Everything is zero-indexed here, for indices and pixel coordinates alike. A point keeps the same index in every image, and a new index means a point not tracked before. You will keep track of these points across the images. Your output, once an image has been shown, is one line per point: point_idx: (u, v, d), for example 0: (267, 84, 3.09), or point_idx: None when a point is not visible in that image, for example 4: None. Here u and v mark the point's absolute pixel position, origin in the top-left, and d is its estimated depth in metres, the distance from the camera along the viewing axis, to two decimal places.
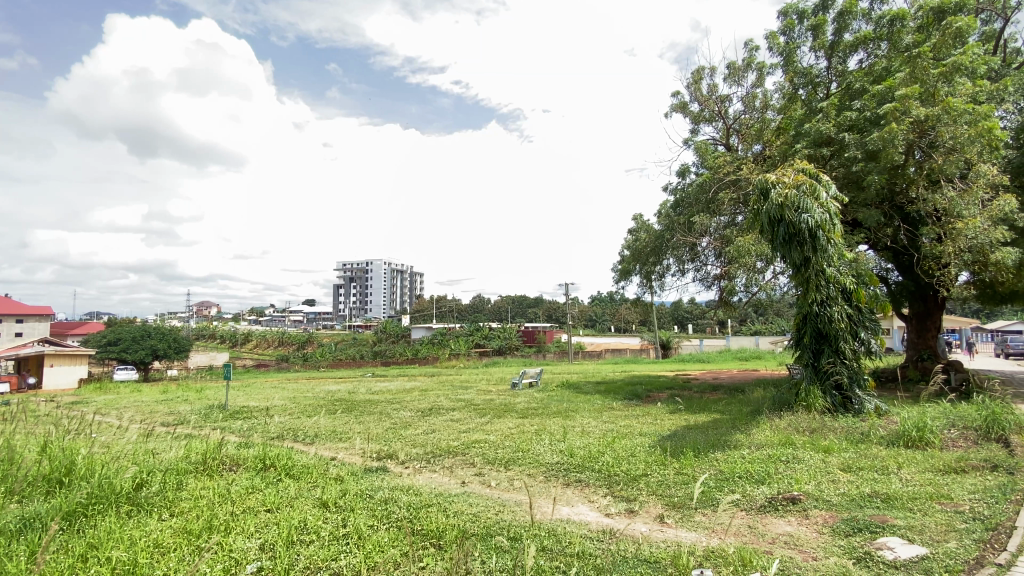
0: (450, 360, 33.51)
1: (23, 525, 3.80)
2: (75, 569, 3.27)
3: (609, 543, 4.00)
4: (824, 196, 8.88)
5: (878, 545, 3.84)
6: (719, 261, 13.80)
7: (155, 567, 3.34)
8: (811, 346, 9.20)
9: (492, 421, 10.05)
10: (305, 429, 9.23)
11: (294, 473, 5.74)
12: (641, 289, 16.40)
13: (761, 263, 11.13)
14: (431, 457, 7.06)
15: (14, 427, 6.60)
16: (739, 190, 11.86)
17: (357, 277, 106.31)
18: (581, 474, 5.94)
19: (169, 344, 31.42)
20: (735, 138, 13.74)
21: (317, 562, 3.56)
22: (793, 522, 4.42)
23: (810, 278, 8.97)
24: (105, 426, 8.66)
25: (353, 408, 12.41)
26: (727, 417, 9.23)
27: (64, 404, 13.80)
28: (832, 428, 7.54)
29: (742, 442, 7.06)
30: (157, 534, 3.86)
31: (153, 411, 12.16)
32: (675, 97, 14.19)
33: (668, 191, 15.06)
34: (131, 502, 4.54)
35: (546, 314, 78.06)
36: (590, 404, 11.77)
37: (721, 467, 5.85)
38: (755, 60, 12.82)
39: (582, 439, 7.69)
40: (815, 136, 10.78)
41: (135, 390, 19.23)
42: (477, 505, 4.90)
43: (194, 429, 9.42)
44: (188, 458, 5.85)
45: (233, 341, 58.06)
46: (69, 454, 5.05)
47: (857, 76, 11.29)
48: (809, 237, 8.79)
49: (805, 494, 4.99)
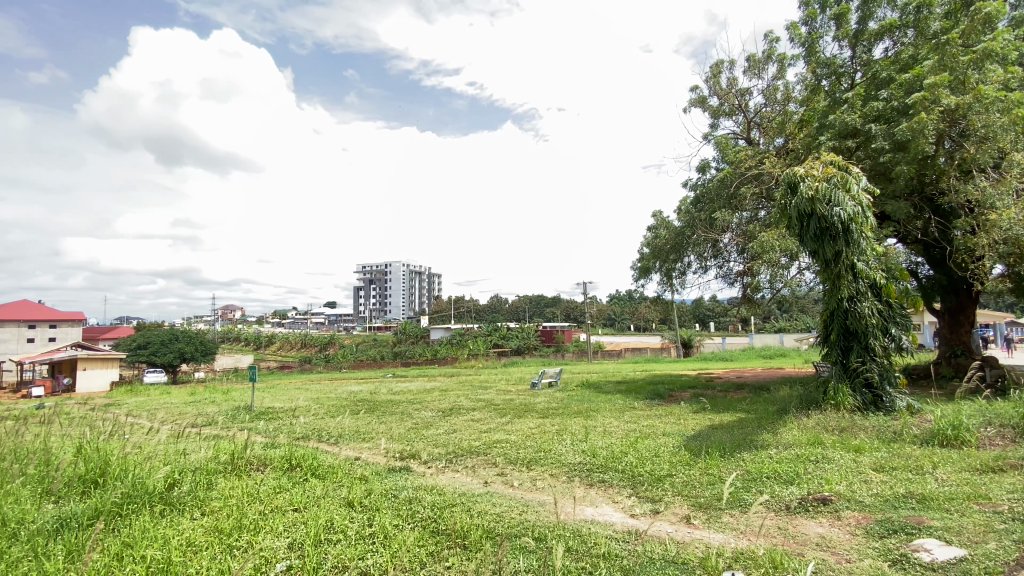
0: (469, 360, 33.71)
1: (60, 525, 3.90)
2: (112, 567, 3.35)
3: (635, 544, 3.95)
4: (855, 188, 8.66)
5: (914, 547, 3.71)
6: (741, 257, 13.54)
7: (189, 565, 3.40)
8: (839, 342, 8.99)
9: (513, 421, 10.03)
10: (329, 429, 9.35)
11: (320, 473, 5.81)
12: (661, 287, 16.18)
13: (785, 259, 10.91)
14: (453, 457, 7.07)
15: (50, 430, 6.83)
16: (761, 185, 11.67)
17: (376, 278, 107.52)
18: (604, 474, 5.89)
19: (196, 347, 32.14)
20: (756, 131, 13.50)
21: (345, 562, 3.59)
22: (825, 524, 4.31)
23: (840, 274, 8.74)
24: (137, 428, 8.95)
25: (375, 408, 12.52)
26: (752, 416, 9.05)
27: (98, 406, 14.26)
28: (863, 427, 7.34)
29: (769, 442, 6.91)
30: (189, 533, 3.93)
31: (182, 412, 12.53)
32: (694, 91, 13.99)
33: (688, 186, 14.84)
34: (164, 502, 4.65)
35: (564, 314, 77.90)
36: (612, 403, 11.68)
37: (747, 467, 5.75)
38: (775, 52, 12.56)
39: (604, 438, 7.64)
40: (840, 127, 10.50)
41: (166, 392, 19.75)
42: (500, 505, 4.89)
43: (222, 429, 9.67)
44: (217, 459, 5.96)
45: (257, 343, 59.21)
46: (103, 455, 5.19)
47: (883, 64, 10.95)
48: (841, 231, 8.55)
49: (837, 495, 4.85)
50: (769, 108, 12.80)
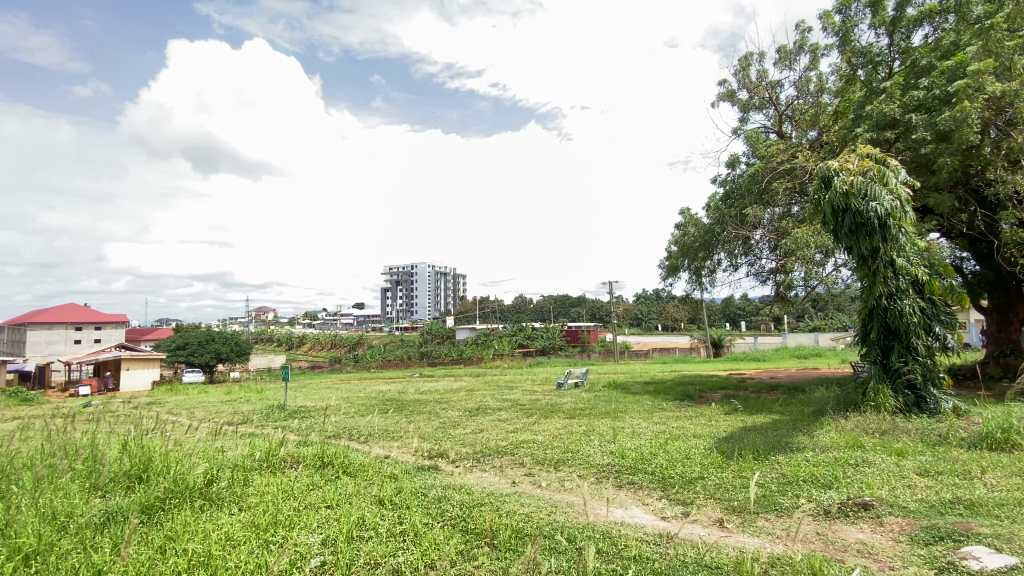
0: (495, 360, 33.88)
1: (107, 519, 4.07)
2: (156, 560, 3.47)
3: (667, 547, 3.89)
4: (893, 181, 8.32)
5: (962, 555, 3.53)
6: (774, 254, 13.18)
7: (228, 559, 3.51)
8: (879, 342, 8.67)
9: (539, 421, 9.99)
10: (358, 428, 9.50)
11: (351, 470, 5.93)
12: (690, 285, 15.90)
13: (820, 255, 10.56)
14: (481, 456, 7.11)
15: (96, 427, 7.15)
16: (794, 180, 11.35)
17: (402, 279, 108.99)
18: (633, 476, 5.81)
19: (231, 348, 33.16)
20: (788, 125, 13.12)
21: (377, 559, 3.64)
22: (866, 530, 4.15)
23: (878, 270, 8.44)
24: (177, 425, 9.28)
25: (403, 408, 12.68)
26: (786, 417, 8.79)
27: (141, 404, 14.91)
28: (905, 430, 7.03)
29: (805, 445, 6.69)
30: (227, 527, 4.06)
31: (219, 410, 12.90)
32: (722, 85, 13.69)
33: (717, 182, 14.52)
34: (203, 497, 4.81)
35: (590, 314, 77.23)
36: (640, 404, 11.50)
37: (783, 471, 5.58)
38: (807, 43, 12.19)
39: (633, 440, 7.53)
40: (878, 118, 10.11)
41: (204, 391, 20.45)
42: (529, 505, 4.88)
43: (257, 428, 9.94)
44: (252, 456, 6.13)
45: (288, 343, 60.79)
46: (146, 452, 5.40)
47: (922, 51, 10.48)
48: (878, 227, 8.23)
49: (879, 500, 4.66)
50: (801, 100, 12.46)
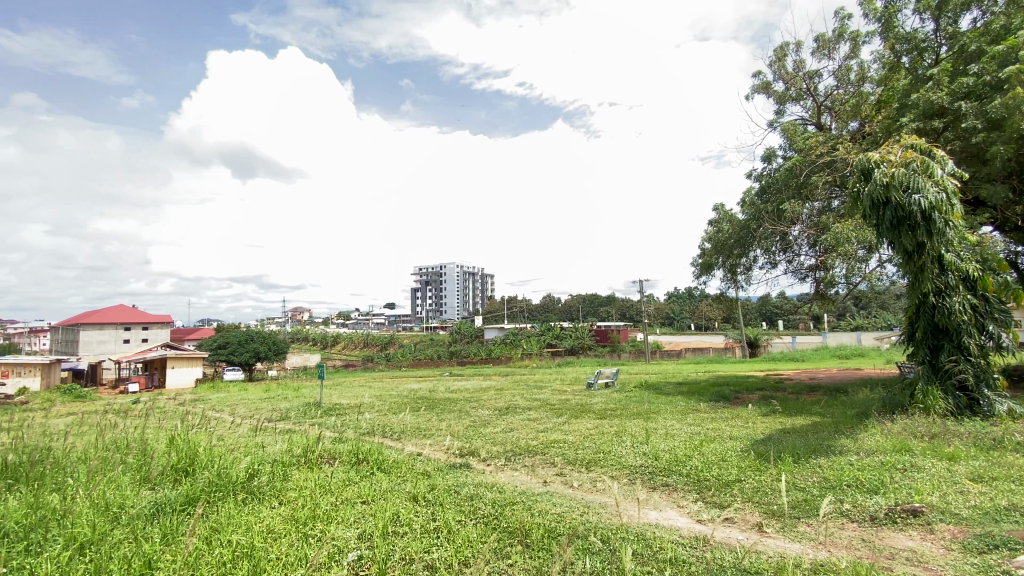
0: (524, 359, 33.88)
1: (156, 510, 4.26)
2: (204, 549, 3.63)
3: (704, 551, 3.81)
4: (939, 173, 7.92)
5: (1019, 564, 3.33)
6: (813, 250, 12.73)
7: (269, 550, 3.62)
8: (926, 341, 8.29)
9: (569, 421, 9.92)
10: (391, 425, 9.67)
11: (385, 467, 6.05)
12: (724, 283, 15.52)
13: (863, 251, 10.16)
14: (512, 455, 7.13)
15: (144, 423, 7.50)
16: (834, 173, 10.96)
17: (431, 280, 110.24)
18: (667, 478, 5.71)
19: (269, 347, 34.25)
20: (827, 116, 12.67)
21: (412, 554, 3.68)
22: (916, 537, 3.96)
23: (924, 266, 8.07)
24: (219, 421, 9.66)
25: (434, 406, 12.84)
26: (828, 420, 8.49)
27: (186, 401, 15.59)
28: (957, 433, 6.67)
29: (848, 448, 6.44)
30: (269, 520, 4.19)
31: (258, 407, 13.35)
32: (757, 77, 13.32)
33: (752, 177, 14.12)
34: (246, 490, 4.99)
35: (620, 313, 76.24)
36: (673, 405, 11.29)
37: (825, 475, 5.38)
38: (847, 30, 11.73)
39: (666, 441, 7.39)
40: (924, 107, 9.63)
41: (243, 389, 21.18)
42: (561, 505, 4.86)
43: (294, 424, 10.24)
44: (291, 452, 6.31)
45: (322, 343, 62.41)
46: (192, 447, 5.63)
47: (971, 36, 9.90)
48: (922, 220, 7.88)
49: (929, 506, 4.43)
50: (841, 91, 12.03)
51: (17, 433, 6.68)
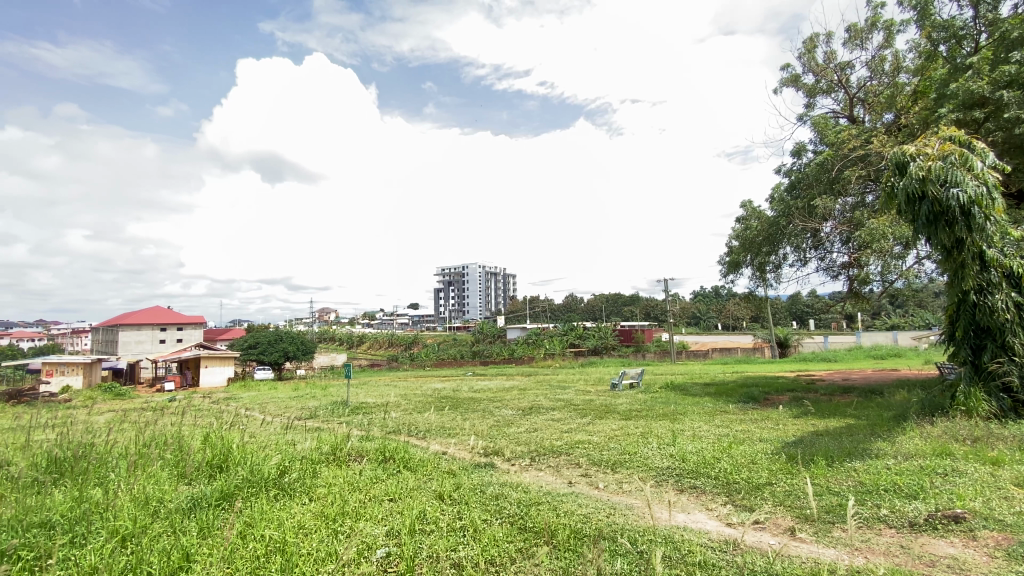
0: (547, 359, 33.84)
1: (193, 504, 4.41)
2: (239, 543, 3.74)
3: (734, 555, 3.73)
4: (979, 165, 7.59)
5: None
6: (846, 247, 12.35)
7: (300, 546, 3.70)
8: (968, 340, 7.94)
9: (594, 422, 9.86)
10: (417, 424, 9.78)
11: (411, 465, 6.11)
12: (752, 282, 15.17)
13: (899, 248, 9.80)
14: (537, 455, 7.12)
15: (180, 421, 7.76)
16: (868, 167, 10.62)
17: (454, 280, 111.00)
18: (696, 480, 5.62)
19: (297, 347, 35.01)
20: (860, 108, 12.26)
21: (439, 552, 3.72)
22: (957, 544, 3.80)
23: (965, 263, 7.74)
24: (252, 419, 9.93)
25: (458, 405, 12.95)
26: (863, 422, 8.21)
27: (221, 399, 16.09)
28: (1002, 437, 6.36)
29: (885, 451, 6.21)
30: (300, 517, 4.28)
31: (288, 406, 13.68)
32: (785, 70, 13.01)
33: (781, 172, 13.78)
34: (277, 487, 5.12)
35: (644, 313, 75.27)
36: (700, 406, 11.10)
37: (860, 479, 5.22)
38: (880, 19, 11.33)
39: (694, 443, 7.29)
40: (964, 97, 9.22)
41: (273, 387, 21.70)
42: (587, 506, 4.84)
43: (323, 422, 10.48)
44: (320, 450, 6.42)
45: (348, 343, 63.54)
46: (226, 444, 5.80)
47: (1014, 22, 9.39)
48: (961, 216, 7.57)
49: (972, 512, 4.24)
50: (875, 82, 11.64)
51: (64, 429, 7.00)
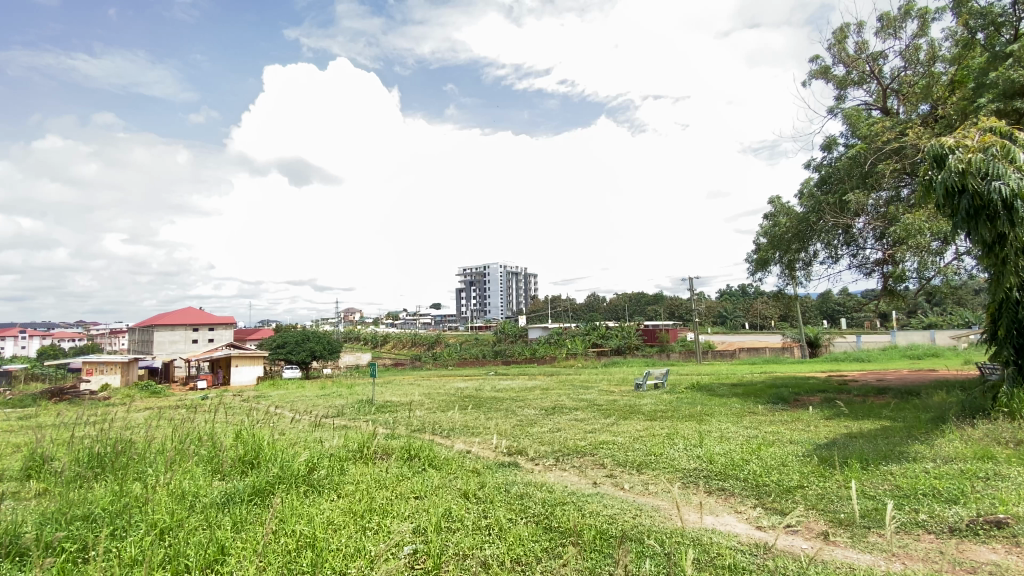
0: (570, 359, 33.66)
1: (227, 498, 4.54)
2: (271, 537, 3.83)
3: (764, 558, 3.66)
4: (1022, 157, 7.25)
5: None
6: (879, 244, 11.96)
7: (330, 540, 3.79)
8: (1011, 339, 7.61)
9: (618, 422, 9.76)
10: (440, 423, 9.87)
11: (436, 463, 6.17)
12: (781, 280, 14.80)
13: (937, 244, 9.44)
14: (561, 455, 7.11)
15: (212, 418, 8.00)
16: (903, 161, 10.25)
17: (476, 280, 111.46)
18: (724, 482, 5.52)
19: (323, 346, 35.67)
20: (894, 99, 11.85)
21: (465, 550, 3.75)
22: (1000, 550, 3.64)
23: (1008, 258, 7.40)
24: (280, 417, 10.17)
25: (481, 404, 12.96)
26: (900, 424, 7.93)
27: (250, 398, 16.52)
28: None
29: (923, 455, 5.99)
30: (329, 513, 4.36)
31: (314, 405, 13.93)
32: (814, 62, 12.68)
33: (811, 167, 13.42)
34: (306, 483, 5.22)
35: (668, 312, 74.11)
36: (727, 408, 10.87)
37: (897, 482, 5.05)
38: (915, 7, 10.93)
39: (721, 445, 7.16)
40: (1004, 86, 8.82)
41: (300, 386, 22.10)
42: (612, 506, 4.82)
43: (349, 421, 10.65)
44: (347, 448, 6.52)
45: (372, 342, 64.44)
46: (257, 441, 5.95)
47: None
48: (1003, 209, 7.25)
49: (1016, 518, 4.06)
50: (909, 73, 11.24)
51: (104, 426, 7.29)
